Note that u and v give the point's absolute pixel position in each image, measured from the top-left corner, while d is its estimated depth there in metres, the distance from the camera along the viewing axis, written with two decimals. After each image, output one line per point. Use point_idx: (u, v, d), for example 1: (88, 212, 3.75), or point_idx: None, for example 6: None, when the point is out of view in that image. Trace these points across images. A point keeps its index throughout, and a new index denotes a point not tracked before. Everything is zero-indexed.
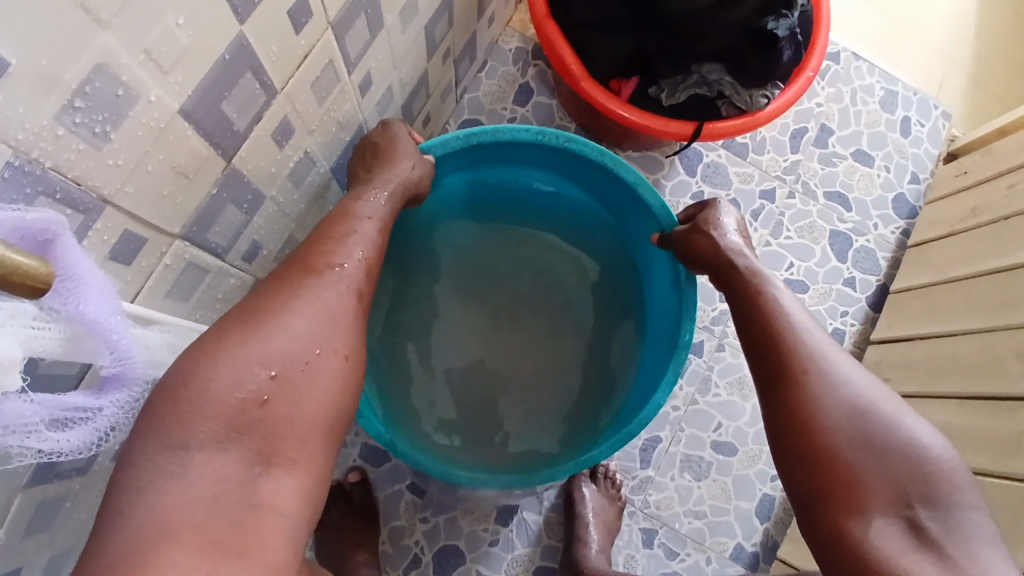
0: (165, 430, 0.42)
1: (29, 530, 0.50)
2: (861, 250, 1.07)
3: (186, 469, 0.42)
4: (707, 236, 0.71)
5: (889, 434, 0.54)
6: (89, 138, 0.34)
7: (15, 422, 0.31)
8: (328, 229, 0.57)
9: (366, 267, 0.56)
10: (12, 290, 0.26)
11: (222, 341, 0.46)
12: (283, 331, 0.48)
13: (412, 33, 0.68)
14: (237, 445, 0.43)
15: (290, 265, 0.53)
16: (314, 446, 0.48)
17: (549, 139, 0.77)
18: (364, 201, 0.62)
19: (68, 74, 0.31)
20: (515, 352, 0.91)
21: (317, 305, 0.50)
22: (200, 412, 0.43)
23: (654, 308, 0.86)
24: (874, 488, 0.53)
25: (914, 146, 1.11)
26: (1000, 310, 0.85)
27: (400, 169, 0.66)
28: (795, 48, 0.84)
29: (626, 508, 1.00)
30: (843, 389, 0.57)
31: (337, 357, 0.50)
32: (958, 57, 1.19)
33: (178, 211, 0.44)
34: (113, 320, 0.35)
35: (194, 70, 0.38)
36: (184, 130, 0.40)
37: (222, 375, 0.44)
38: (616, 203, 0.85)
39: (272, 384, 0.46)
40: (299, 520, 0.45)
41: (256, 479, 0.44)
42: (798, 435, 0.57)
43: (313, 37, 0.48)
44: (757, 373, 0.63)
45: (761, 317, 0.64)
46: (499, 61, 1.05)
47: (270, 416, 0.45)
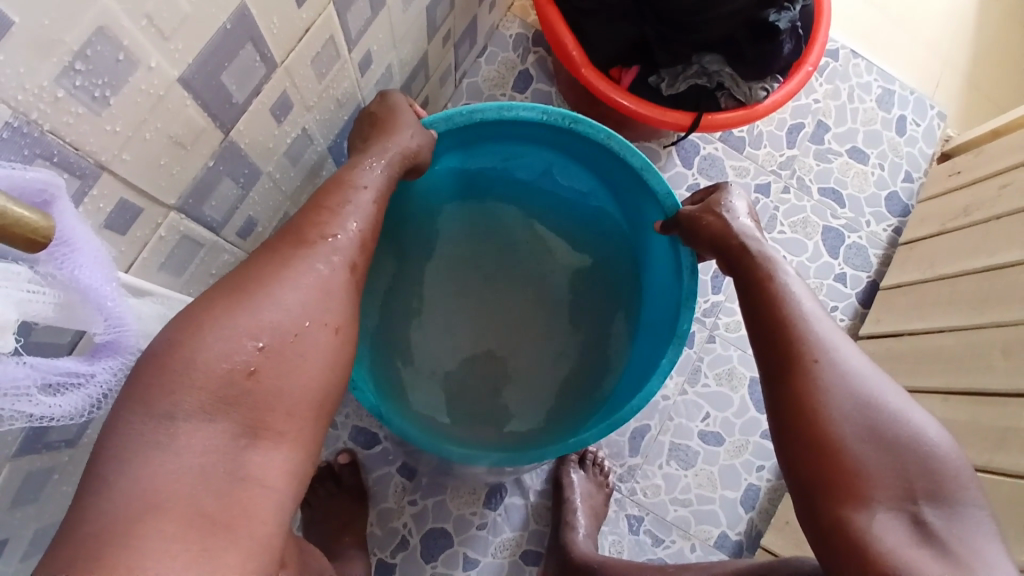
0: (155, 401, 0.42)
1: (16, 500, 0.50)
2: (853, 247, 1.08)
3: (172, 440, 0.42)
4: (719, 219, 0.70)
5: (897, 427, 0.53)
6: (87, 103, 0.33)
7: (10, 387, 0.31)
8: (323, 199, 0.56)
9: (360, 240, 0.56)
10: (13, 243, 0.26)
11: (210, 311, 0.46)
12: (275, 302, 0.47)
13: (413, 13, 0.67)
14: (225, 416, 0.43)
15: (282, 235, 0.53)
16: (303, 421, 0.48)
17: (556, 119, 0.76)
18: (362, 169, 0.61)
19: (70, 35, 0.30)
20: (511, 335, 0.92)
21: (311, 280, 0.50)
22: (185, 381, 0.43)
23: (652, 297, 0.87)
24: (880, 481, 0.51)
25: (909, 145, 1.12)
26: (988, 308, 0.86)
27: (400, 138, 0.65)
28: (795, 42, 0.84)
29: (613, 496, 1.01)
30: (852, 380, 0.56)
31: (330, 330, 0.50)
32: (955, 57, 1.20)
33: (174, 182, 0.44)
34: (107, 287, 0.35)
35: (195, 38, 0.38)
36: (182, 100, 0.40)
37: (209, 347, 0.44)
38: (619, 189, 0.85)
39: (259, 355, 0.46)
40: (287, 494, 0.45)
41: (244, 452, 0.44)
42: (803, 425, 0.55)
43: (314, 11, 0.48)
44: (763, 362, 0.61)
45: (769, 305, 0.63)
46: (499, 46, 1.05)
47: (258, 388, 0.45)
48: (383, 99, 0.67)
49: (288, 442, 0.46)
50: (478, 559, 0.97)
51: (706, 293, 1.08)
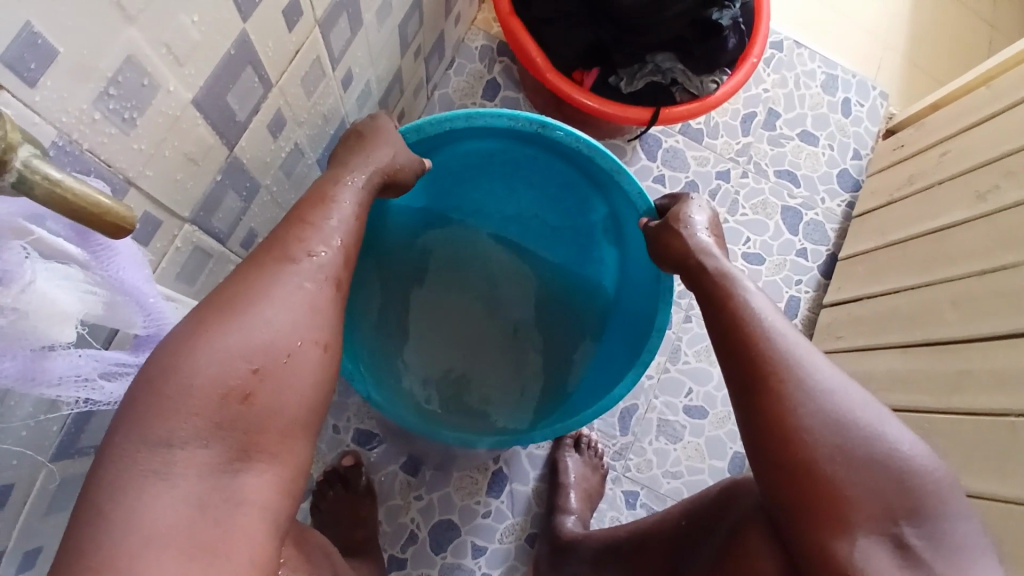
0: (150, 424, 0.41)
1: (51, 507, 0.53)
2: (811, 223, 1.16)
3: (169, 467, 0.41)
4: (681, 237, 0.72)
5: (867, 446, 0.54)
6: (117, 123, 0.38)
7: (70, 374, 0.36)
8: (302, 214, 0.56)
9: (343, 256, 0.56)
10: (103, 232, 0.29)
11: (202, 329, 0.45)
12: (262, 320, 0.47)
13: (386, 31, 0.72)
14: (220, 441, 0.43)
15: (267, 247, 0.53)
16: (295, 439, 0.47)
17: (524, 125, 0.79)
18: (343, 184, 0.61)
19: (104, 63, 0.35)
20: (492, 344, 0.99)
21: (296, 294, 0.50)
22: (180, 406, 0.42)
23: (625, 295, 0.93)
24: (858, 503, 0.53)
25: (855, 125, 1.21)
26: (937, 265, 0.93)
27: (378, 154, 0.66)
28: (739, 36, 0.92)
29: (609, 474, 1.07)
30: (824, 397, 0.56)
31: (316, 347, 0.49)
32: (892, 41, 1.29)
33: (188, 196, 0.49)
34: (147, 287, 0.39)
35: (204, 63, 0.42)
36: (194, 119, 0.44)
37: (204, 370, 0.43)
38: (590, 188, 0.89)
39: (252, 378, 0.45)
40: (279, 509, 0.45)
41: (234, 479, 0.43)
42: (779, 448, 0.55)
43: (302, 34, 0.53)
44: (731, 378, 0.61)
45: (733, 314, 0.63)
46: (466, 59, 1.11)
47: (251, 412, 0.45)
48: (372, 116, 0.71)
49: (279, 462, 0.46)
50: (485, 546, 1.01)
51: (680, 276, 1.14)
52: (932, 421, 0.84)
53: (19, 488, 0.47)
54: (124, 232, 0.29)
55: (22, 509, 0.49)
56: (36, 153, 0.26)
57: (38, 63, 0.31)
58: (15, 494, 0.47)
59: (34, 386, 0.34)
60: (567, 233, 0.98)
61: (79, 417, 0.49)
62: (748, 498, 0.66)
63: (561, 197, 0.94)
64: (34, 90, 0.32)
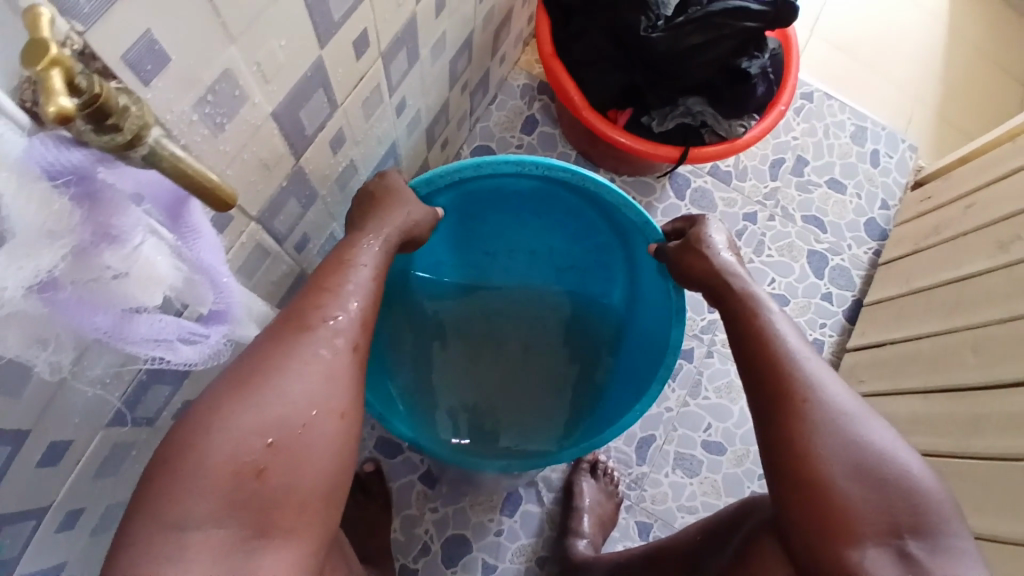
0: (163, 509, 0.44)
1: (98, 472, 0.56)
2: (837, 268, 1.17)
3: (183, 549, 0.44)
4: (707, 261, 0.74)
5: (881, 461, 0.56)
6: (210, 126, 0.44)
7: (148, 337, 0.40)
8: (321, 280, 0.59)
9: (361, 321, 0.58)
10: (210, 204, 0.34)
11: (218, 411, 0.48)
12: (280, 395, 0.50)
13: (439, 65, 0.80)
14: (232, 522, 0.46)
15: (281, 321, 0.55)
16: (310, 514, 0.50)
17: (531, 168, 0.82)
18: (359, 248, 0.63)
19: (206, 75, 0.41)
20: (506, 374, 1.03)
21: (315, 368, 0.52)
22: (194, 488, 0.45)
23: (636, 321, 0.96)
24: (864, 520, 0.54)
25: (883, 175, 1.23)
26: (958, 312, 0.96)
27: (395, 217, 0.69)
28: (767, 84, 0.97)
29: (623, 503, 1.07)
30: (839, 414, 0.58)
31: (333, 418, 0.52)
32: (924, 97, 1.33)
33: (257, 198, 0.55)
34: (220, 266, 0.42)
35: (286, 81, 0.49)
36: (271, 130, 0.51)
37: (219, 449, 0.46)
38: (598, 213, 0.91)
39: (267, 452, 0.48)
40: (309, 490, 0.50)
41: (253, 554, 0.47)
42: (795, 463, 0.57)
43: (367, 64, 0.60)
44: (753, 400, 0.64)
45: (756, 333, 0.66)
46: (508, 96, 1.19)
47: (266, 486, 0.48)
48: (381, 178, 0.71)
49: (294, 538, 0.49)
50: (496, 566, 1.02)
51: (704, 312, 1.17)
52: (951, 465, 0.87)
53: (76, 447, 0.51)
54: (225, 205, 0.34)
55: (75, 468, 0.52)
56: (163, 132, 0.31)
57: (153, 66, 0.37)
58: (71, 453, 0.51)
59: (115, 340, 0.38)
60: (580, 259, 1.01)
61: (137, 386, 0.53)
62: (760, 513, 0.68)
63: (572, 227, 0.97)
64: (147, 89, 0.37)
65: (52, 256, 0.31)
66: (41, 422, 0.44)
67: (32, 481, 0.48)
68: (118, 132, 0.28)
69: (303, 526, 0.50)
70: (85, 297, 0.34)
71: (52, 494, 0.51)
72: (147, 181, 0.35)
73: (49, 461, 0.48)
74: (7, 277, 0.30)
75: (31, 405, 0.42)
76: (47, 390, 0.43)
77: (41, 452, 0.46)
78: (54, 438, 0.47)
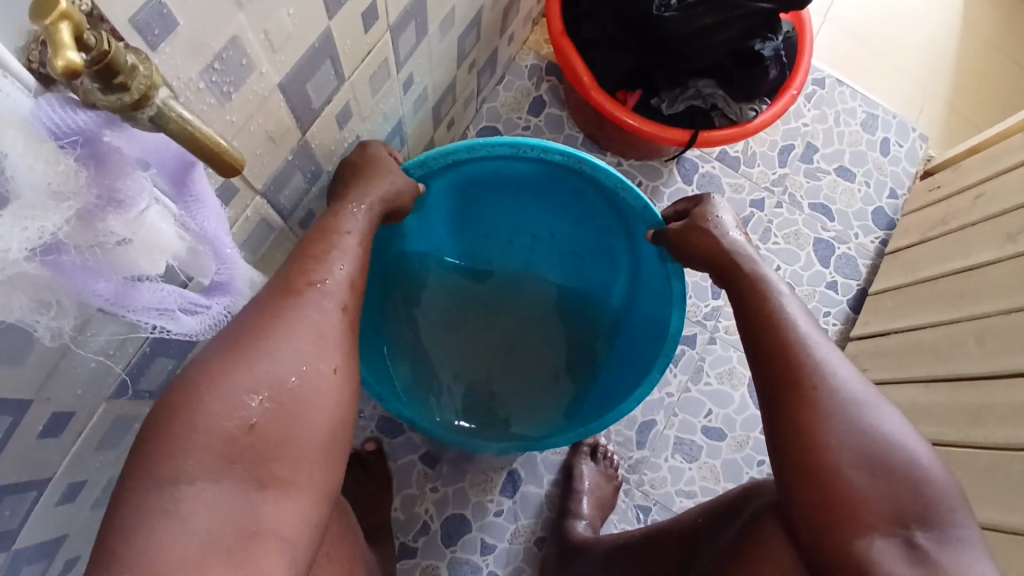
0: (157, 466, 0.44)
1: (101, 444, 0.56)
2: (843, 257, 1.16)
3: (176, 505, 0.44)
4: (718, 239, 0.73)
5: (889, 450, 0.56)
6: (217, 96, 0.43)
7: (151, 305, 0.39)
8: (306, 249, 0.58)
9: (348, 283, 0.58)
10: (220, 171, 0.33)
11: (208, 371, 0.47)
12: (271, 354, 0.50)
13: (447, 42, 0.79)
14: (229, 476, 0.46)
15: (268, 288, 0.54)
16: (317, 466, 0.51)
17: (526, 151, 0.79)
18: (346, 214, 0.63)
19: (214, 41, 0.40)
20: (502, 356, 1.03)
21: (303, 325, 0.52)
22: (188, 444, 0.45)
23: (633, 304, 0.95)
24: (873, 508, 0.55)
25: (893, 164, 1.22)
26: (964, 302, 0.95)
27: (380, 184, 0.67)
28: (780, 68, 0.95)
29: (623, 487, 1.08)
30: (848, 401, 0.58)
31: (330, 372, 0.52)
32: (936, 85, 1.31)
33: (262, 171, 0.54)
34: (223, 237, 0.42)
35: (294, 52, 0.48)
36: (278, 101, 0.50)
37: (211, 409, 0.46)
38: (601, 198, 0.88)
39: (261, 409, 0.48)
40: (308, 463, 0.50)
41: (256, 503, 0.47)
42: (803, 451, 0.58)
43: (375, 37, 0.59)
44: (761, 384, 0.63)
45: (763, 313, 0.65)
46: (515, 76, 1.17)
47: (260, 441, 0.48)
48: (364, 147, 0.68)
49: (295, 488, 0.49)
50: (495, 545, 1.03)
51: (708, 298, 1.16)
52: (952, 454, 0.87)
53: (78, 418, 0.51)
54: (236, 171, 0.33)
55: (76, 440, 0.52)
56: (171, 94, 0.30)
57: (161, 30, 0.36)
58: (74, 424, 0.50)
59: (118, 309, 0.38)
60: (583, 247, 0.98)
61: (142, 358, 0.53)
62: (763, 498, 0.69)
63: (574, 213, 0.94)
64: (154, 53, 0.36)
65: (58, 218, 0.30)
66: (43, 392, 0.44)
67: (34, 450, 0.47)
68: (126, 91, 0.28)
69: (304, 477, 0.50)
70: (90, 262, 0.34)
71: (54, 465, 0.51)
72: (153, 146, 0.35)
73: (52, 431, 0.48)
74: (12, 238, 0.29)
75: (33, 373, 0.42)
76: (51, 357, 0.43)
77: (44, 422, 0.46)
78: (57, 408, 0.47)
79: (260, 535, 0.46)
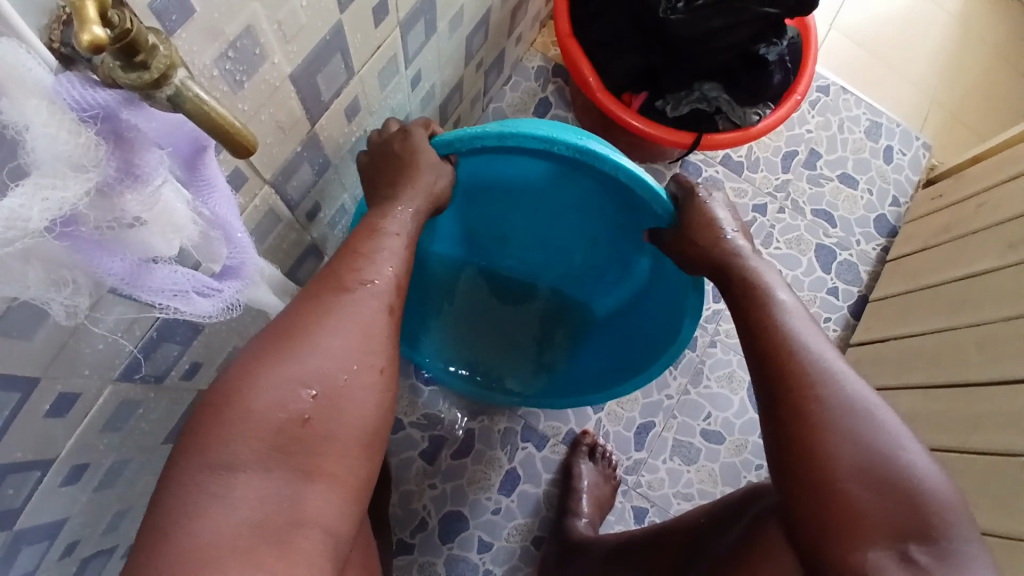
0: (212, 451, 0.46)
1: (106, 427, 0.56)
2: (844, 263, 1.17)
3: (229, 491, 0.45)
4: (726, 243, 0.71)
5: (890, 464, 0.56)
6: (230, 83, 0.44)
7: (163, 283, 0.40)
8: (354, 245, 0.59)
9: (396, 284, 0.58)
10: (232, 151, 0.33)
11: (262, 360, 0.49)
12: (323, 348, 0.50)
13: (456, 39, 0.79)
14: (279, 466, 0.47)
15: (320, 281, 0.55)
16: (353, 463, 0.50)
17: (559, 148, 0.70)
18: (391, 216, 0.63)
19: (229, 29, 0.41)
20: (507, 338, 1.01)
21: (354, 323, 0.53)
22: (241, 432, 0.46)
23: (641, 306, 0.90)
24: (872, 522, 0.55)
25: (896, 173, 1.23)
26: (965, 310, 0.96)
27: (425, 179, 0.67)
28: (784, 73, 0.97)
29: (620, 487, 1.08)
30: (848, 415, 0.58)
31: (376, 372, 0.53)
32: (940, 95, 1.32)
33: (272, 161, 0.55)
34: (233, 218, 0.42)
35: (305, 44, 0.49)
36: (289, 92, 0.51)
37: (264, 397, 0.47)
38: (627, 205, 0.80)
39: (312, 403, 0.49)
40: (348, 459, 0.50)
41: (300, 496, 0.47)
42: (802, 461, 0.58)
43: (385, 32, 0.60)
44: (762, 392, 0.63)
45: (762, 318, 0.66)
46: (522, 77, 1.18)
47: (311, 435, 0.49)
48: (407, 135, 0.67)
49: (339, 484, 0.50)
50: (492, 543, 1.04)
51: (709, 301, 1.17)
52: (951, 459, 0.87)
53: (85, 399, 0.51)
54: (248, 151, 0.33)
55: (82, 421, 0.53)
56: (186, 74, 0.31)
57: (178, 16, 0.36)
58: (80, 405, 0.51)
59: (130, 287, 0.39)
60: (594, 258, 0.93)
61: (150, 341, 0.54)
62: (766, 497, 0.69)
63: (590, 224, 0.87)
64: (171, 38, 0.37)
65: (78, 188, 0.30)
66: (50, 370, 0.45)
67: (40, 428, 0.48)
68: (146, 70, 0.28)
69: (344, 474, 0.50)
70: (102, 236, 0.34)
71: (58, 445, 0.52)
72: (170, 125, 0.35)
73: (57, 410, 0.48)
74: (34, 206, 0.29)
75: (42, 350, 0.43)
76: (63, 332, 0.43)
77: (50, 401, 0.47)
78: (64, 388, 0.47)
79: (302, 526, 0.47)
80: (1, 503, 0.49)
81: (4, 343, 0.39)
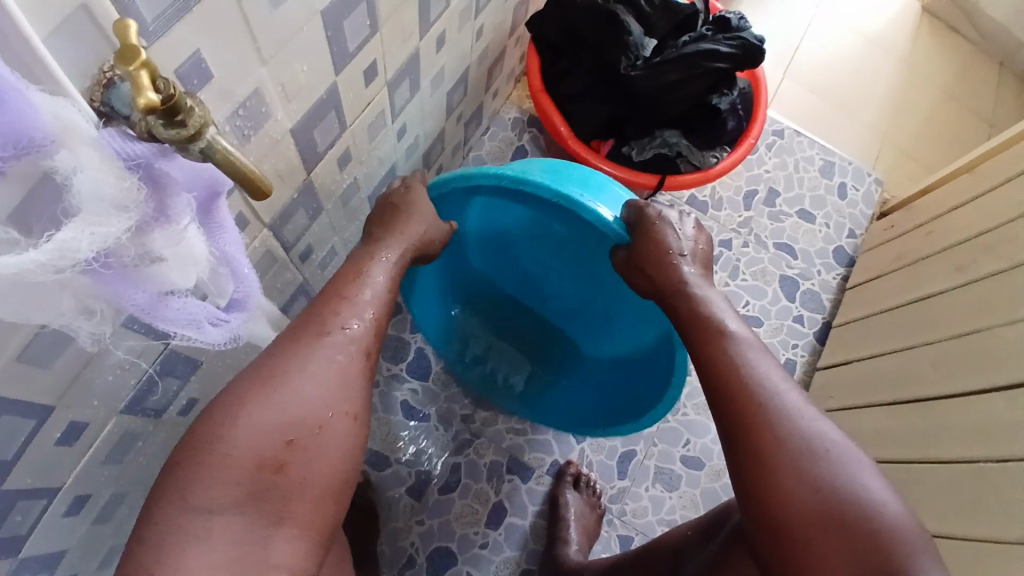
0: (191, 493, 0.49)
1: (108, 458, 0.59)
2: (807, 292, 1.24)
3: (208, 533, 0.49)
4: (673, 268, 0.75)
5: (847, 497, 0.57)
6: (238, 136, 0.50)
7: (181, 313, 0.44)
8: (340, 290, 0.62)
9: (375, 328, 0.62)
10: (247, 191, 0.38)
11: (241, 404, 0.52)
12: (296, 394, 0.54)
13: (437, 94, 0.87)
14: (253, 509, 0.51)
15: (304, 321, 0.59)
16: (321, 505, 0.54)
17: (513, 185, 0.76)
18: (375, 261, 0.67)
19: (240, 90, 0.47)
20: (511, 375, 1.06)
21: (331, 369, 0.57)
22: (219, 476, 0.50)
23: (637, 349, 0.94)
24: (834, 558, 0.56)
25: (851, 208, 1.32)
26: (920, 331, 1.03)
27: (415, 228, 0.73)
28: (738, 119, 1.06)
29: (605, 516, 1.10)
30: (803, 452, 0.60)
31: (347, 418, 0.57)
32: (886, 134, 1.43)
33: (271, 207, 0.61)
34: (239, 255, 0.47)
35: (304, 102, 0.55)
36: (289, 144, 0.57)
37: (243, 444, 0.51)
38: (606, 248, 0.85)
39: (287, 449, 0.53)
40: (318, 499, 0.54)
41: (270, 538, 0.51)
42: (765, 500, 0.60)
43: (374, 90, 0.67)
44: (722, 432, 0.66)
45: (714, 357, 0.69)
46: (499, 127, 1.27)
47: (286, 480, 0.52)
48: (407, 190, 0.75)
49: (307, 531, 0.53)
50: None
51: None
52: (913, 472, 0.93)
53: (91, 430, 0.54)
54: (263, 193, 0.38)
55: (86, 452, 0.56)
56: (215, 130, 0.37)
57: (199, 79, 0.42)
58: (86, 436, 0.54)
59: (150, 317, 0.43)
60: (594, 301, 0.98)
61: (152, 375, 0.57)
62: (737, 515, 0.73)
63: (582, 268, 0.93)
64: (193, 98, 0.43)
65: (118, 225, 0.35)
66: (64, 399, 0.48)
67: (48, 457, 0.51)
68: (184, 127, 0.34)
69: (312, 516, 0.53)
70: (131, 269, 0.39)
71: (62, 476, 0.54)
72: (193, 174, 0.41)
73: (65, 440, 0.52)
74: (82, 240, 0.34)
75: (59, 380, 0.46)
76: (78, 362, 0.47)
77: (60, 429, 0.50)
78: (74, 417, 0.51)
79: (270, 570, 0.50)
80: (8, 530, 0.51)
81: (28, 370, 0.43)
